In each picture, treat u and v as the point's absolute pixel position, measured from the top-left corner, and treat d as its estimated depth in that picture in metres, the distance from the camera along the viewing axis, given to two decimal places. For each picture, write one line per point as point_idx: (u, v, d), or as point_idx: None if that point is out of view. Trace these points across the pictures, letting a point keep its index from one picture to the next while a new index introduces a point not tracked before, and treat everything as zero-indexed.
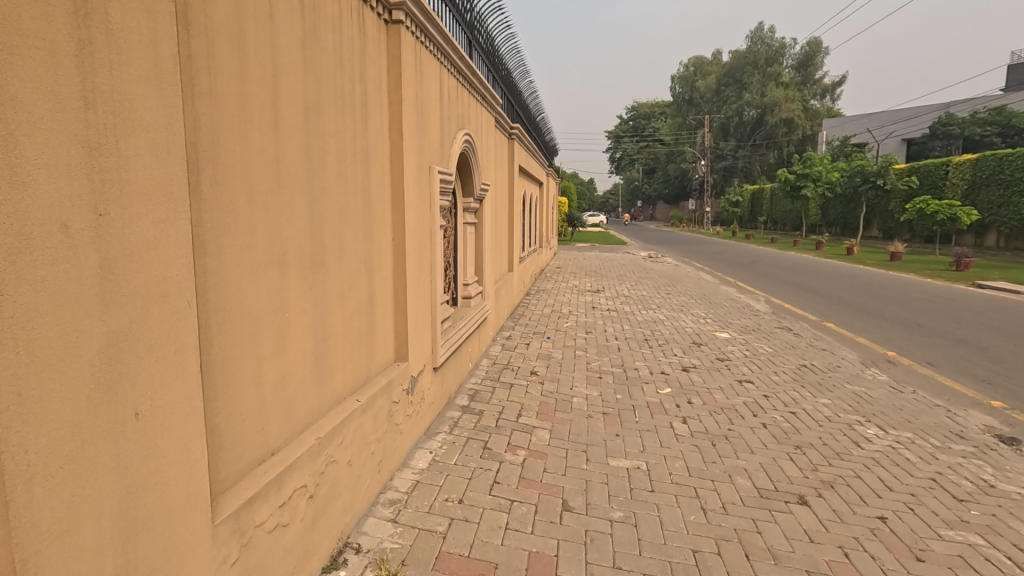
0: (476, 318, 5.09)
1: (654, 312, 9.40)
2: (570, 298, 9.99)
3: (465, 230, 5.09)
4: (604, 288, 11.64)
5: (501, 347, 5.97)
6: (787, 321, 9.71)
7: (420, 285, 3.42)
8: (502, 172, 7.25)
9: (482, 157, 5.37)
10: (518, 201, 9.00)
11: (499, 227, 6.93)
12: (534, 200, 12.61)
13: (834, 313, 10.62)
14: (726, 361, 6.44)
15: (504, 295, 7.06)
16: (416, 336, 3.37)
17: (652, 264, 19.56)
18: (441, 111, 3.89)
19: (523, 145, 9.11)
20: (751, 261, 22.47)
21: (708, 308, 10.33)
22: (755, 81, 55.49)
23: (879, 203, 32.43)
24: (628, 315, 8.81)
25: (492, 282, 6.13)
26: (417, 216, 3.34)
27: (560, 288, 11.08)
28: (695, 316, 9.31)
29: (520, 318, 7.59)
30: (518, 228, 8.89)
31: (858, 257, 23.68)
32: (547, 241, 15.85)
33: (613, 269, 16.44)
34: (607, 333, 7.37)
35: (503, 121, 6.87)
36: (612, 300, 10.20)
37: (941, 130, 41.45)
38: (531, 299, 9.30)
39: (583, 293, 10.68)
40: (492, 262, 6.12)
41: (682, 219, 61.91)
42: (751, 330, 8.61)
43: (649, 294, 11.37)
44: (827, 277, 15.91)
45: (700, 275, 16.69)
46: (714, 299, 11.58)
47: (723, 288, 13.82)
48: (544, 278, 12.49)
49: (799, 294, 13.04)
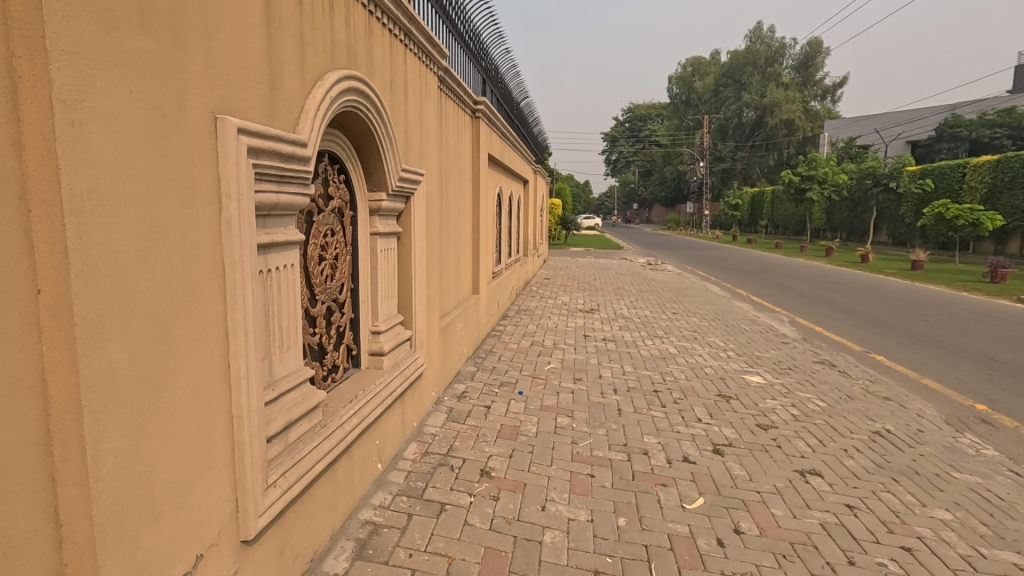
0: (389, 388, 3.15)
1: (661, 341, 7.49)
2: (559, 322, 8.04)
3: (371, 246, 3.17)
4: (599, 306, 9.71)
5: (447, 415, 4.07)
6: (826, 353, 7.80)
7: (167, 390, 1.47)
8: (462, 162, 5.34)
9: (410, 132, 3.48)
10: (492, 204, 7.08)
11: (454, 238, 5.02)
12: (517, 199, 10.65)
13: (877, 341, 8.73)
14: (773, 430, 4.51)
15: (461, 330, 5.12)
16: (161, 507, 1.45)
17: (653, 273, 17.63)
18: (278, 18, 1.95)
19: (498, 132, 7.18)
20: (761, 269, 20.54)
21: (726, 334, 8.41)
22: (756, 81, 53.82)
23: (890, 207, 30.66)
24: (630, 348, 6.85)
25: (437, 316, 4.22)
26: (148, 229, 1.39)
27: (547, 307, 9.14)
28: (715, 349, 7.34)
29: (486, 359, 5.65)
30: (490, 236, 6.95)
31: (875, 266, 21.78)
32: (536, 247, 13.90)
33: (610, 280, 14.47)
34: (603, 380, 5.41)
35: (458, 91, 4.95)
36: (609, 324, 8.25)
37: (949, 132, 39.85)
38: (509, 326, 7.36)
39: (574, 314, 8.75)
40: (437, 288, 4.21)
41: (681, 223, 60.16)
42: (788, 370, 6.67)
43: (654, 315, 9.43)
44: (851, 290, 14.00)
45: (708, 287, 14.79)
46: (732, 321, 9.65)
47: (737, 304, 11.91)
48: (528, 292, 10.56)
49: (827, 313, 11.13)
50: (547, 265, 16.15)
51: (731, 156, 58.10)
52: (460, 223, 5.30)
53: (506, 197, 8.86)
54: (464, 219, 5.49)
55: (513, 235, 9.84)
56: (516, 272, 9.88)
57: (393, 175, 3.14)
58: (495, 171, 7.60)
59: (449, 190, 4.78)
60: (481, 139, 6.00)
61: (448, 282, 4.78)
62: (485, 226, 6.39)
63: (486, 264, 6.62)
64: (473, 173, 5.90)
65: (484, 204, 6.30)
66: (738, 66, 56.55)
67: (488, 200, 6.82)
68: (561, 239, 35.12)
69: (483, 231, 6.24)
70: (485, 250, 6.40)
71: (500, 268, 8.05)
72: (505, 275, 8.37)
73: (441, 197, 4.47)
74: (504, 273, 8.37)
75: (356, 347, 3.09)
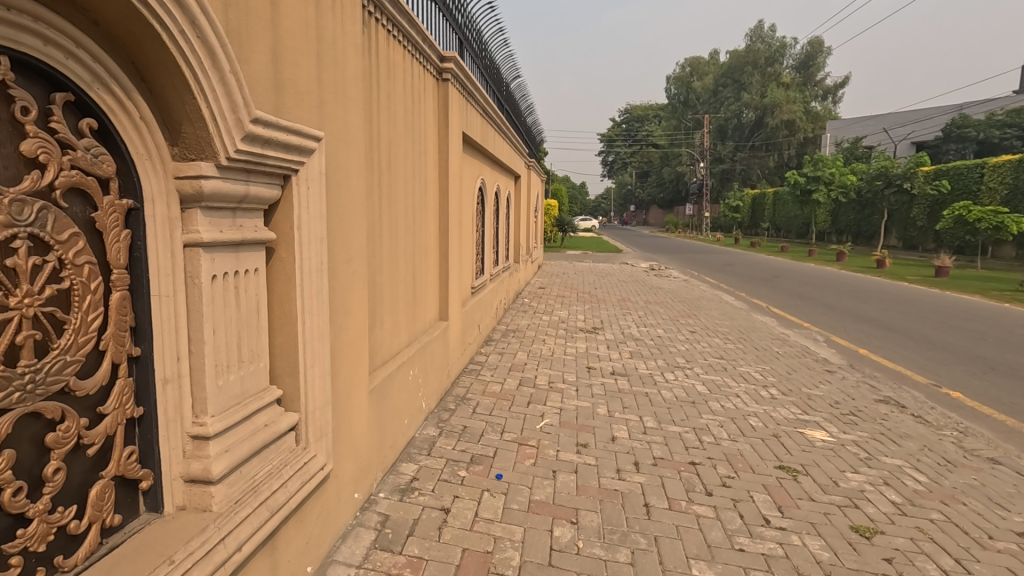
0: (224, 550, 1.59)
1: (684, 374, 5.95)
2: (556, 348, 6.47)
3: (188, 269, 1.59)
4: (603, 324, 8.17)
5: (375, 538, 2.51)
6: (887, 388, 6.26)
7: None
8: (418, 139, 3.78)
9: (294, 59, 1.91)
10: (470, 202, 5.52)
11: (403, 246, 3.45)
12: (508, 197, 9.10)
13: (940, 368, 7.21)
14: (880, 540, 2.97)
15: (414, 379, 3.56)
16: None
17: (658, 280, 16.11)
18: None
19: (479, 110, 5.63)
20: (773, 275, 19.04)
21: (760, 362, 6.88)
22: (757, 80, 52.48)
23: (901, 209, 29.25)
24: (647, 387, 5.29)
25: (364, 373, 2.65)
26: None
27: (541, 326, 7.58)
28: (753, 385, 5.80)
29: (456, 414, 4.08)
30: (467, 241, 5.39)
31: (893, 272, 20.33)
32: (529, 251, 12.33)
33: (612, 288, 12.93)
34: (617, 446, 3.85)
35: (408, 32, 3.37)
36: (618, 350, 6.69)
37: (957, 132, 38.53)
38: (491, 356, 5.80)
39: (573, 337, 7.18)
40: (364, 326, 2.64)
41: (680, 225, 58.76)
42: (852, 417, 5.14)
43: (668, 335, 7.87)
44: (881, 301, 12.49)
45: (720, 296, 13.26)
46: (761, 342, 8.09)
47: (759, 318, 10.39)
48: (519, 305, 8.98)
49: (865, 330, 9.60)
50: (541, 271, 14.60)
51: (732, 157, 56.71)
52: (416, 224, 3.73)
53: (493, 191, 7.30)
54: (424, 219, 3.92)
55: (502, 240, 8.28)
56: (505, 282, 8.30)
57: (229, 144, 1.58)
58: (476, 160, 6.03)
59: (391, 175, 3.22)
60: (453, 112, 4.45)
61: (389, 310, 3.20)
62: (459, 229, 4.84)
63: (460, 277, 5.04)
64: (439, 157, 4.34)
65: (457, 200, 4.74)
66: (739, 65, 55.19)
67: (464, 195, 5.25)
68: (557, 242, 33.67)
69: (455, 236, 4.68)
70: (458, 259, 4.83)
71: (483, 280, 6.50)
72: (489, 288, 6.80)
73: (373, 183, 2.90)
74: (487, 286, 6.79)
75: (151, 477, 1.52)
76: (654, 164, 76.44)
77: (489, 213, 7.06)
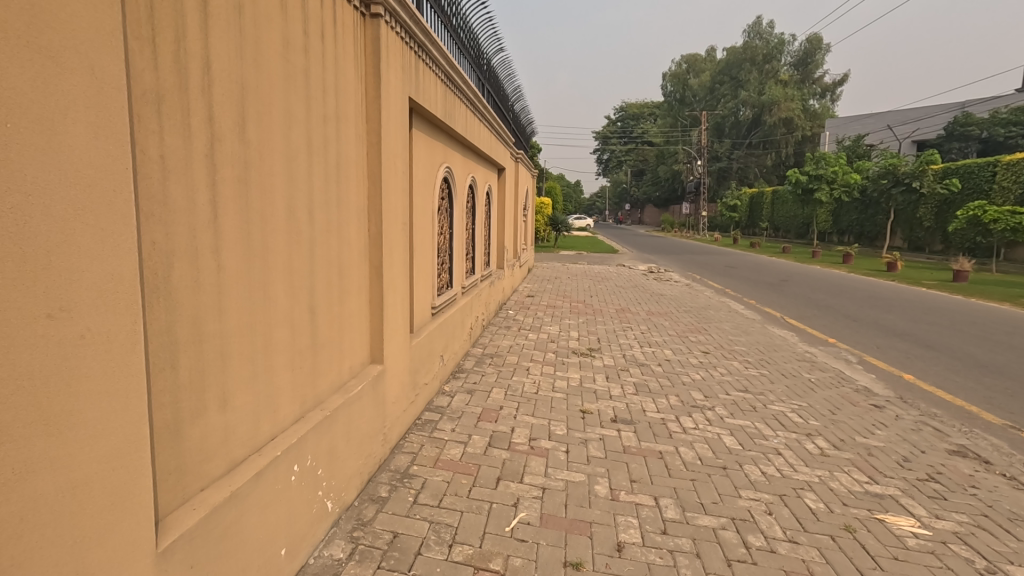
0: None
1: (705, 418, 4.65)
2: (542, 382, 5.16)
3: None
4: (601, 344, 6.87)
5: None
6: (958, 434, 4.98)
7: None
8: (321, 97, 2.44)
9: None
10: (425, 197, 4.20)
11: (280, 266, 2.13)
12: (490, 193, 7.78)
13: (1009, 402, 5.93)
14: None
15: (304, 475, 2.24)
16: None
17: (657, 285, 14.80)
18: None
19: (440, 76, 4.30)
20: (780, 279, 17.81)
21: (794, 396, 5.58)
22: (755, 77, 51.33)
23: (907, 209, 28.12)
24: (660, 444, 3.98)
25: (139, 530, 1.34)
26: None
27: (526, 349, 6.27)
28: (795, 434, 4.49)
29: (386, 510, 2.76)
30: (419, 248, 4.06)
31: (906, 276, 19.11)
32: (517, 254, 11.00)
33: (610, 295, 11.64)
34: (626, 567, 2.53)
35: None
36: (619, 382, 5.37)
37: (959, 130, 37.45)
38: (458, 396, 4.49)
39: (565, 364, 5.87)
40: (135, 436, 1.33)
41: (675, 224, 57.58)
42: (935, 485, 3.84)
43: (678, 359, 6.58)
44: (907, 311, 11.23)
45: (729, 305, 11.98)
46: (789, 367, 6.79)
47: (777, 333, 9.11)
48: (502, 320, 7.66)
49: (901, 348, 8.34)
50: (531, 276, 13.27)
51: (728, 155, 55.54)
52: (313, 229, 2.40)
53: (467, 185, 5.98)
54: (334, 221, 2.61)
55: (481, 245, 6.95)
56: (485, 295, 6.97)
57: None
58: (439, 144, 4.70)
59: (247, 148, 1.89)
60: (390, 69, 3.12)
61: (240, 377, 1.88)
62: (404, 235, 3.51)
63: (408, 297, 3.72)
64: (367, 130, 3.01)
65: (401, 194, 3.42)
66: (737, 61, 54.04)
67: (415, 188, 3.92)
68: (551, 242, 32.35)
69: (397, 243, 3.35)
70: (403, 276, 3.50)
71: (450, 296, 5.18)
72: (459, 304, 5.47)
73: (180, 155, 1.57)
74: (455, 302, 5.47)
75: None
76: (649, 162, 75.22)
77: (461, 211, 5.73)
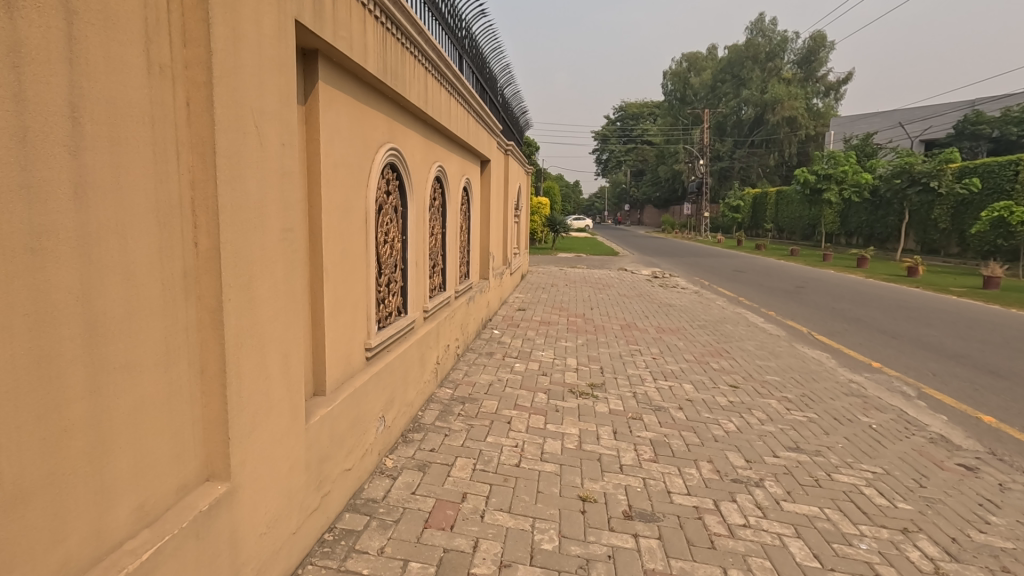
0: None
1: (757, 504, 3.29)
2: (527, 443, 3.81)
3: None
4: (605, 378, 5.51)
5: None
6: None
7: None
8: None
9: None
10: (346, 189, 2.83)
11: None
12: (470, 190, 6.43)
13: None
14: None
15: None
16: None
17: (664, 293, 13.41)
18: None
19: (374, 12, 2.92)
20: (795, 285, 16.47)
21: (862, 457, 4.22)
22: (758, 75, 49.93)
23: (922, 209, 26.79)
24: (700, 567, 2.62)
25: None
26: None
27: (510, 388, 4.92)
28: (886, 532, 3.12)
29: None
30: (331, 266, 2.72)
31: (928, 282, 17.76)
32: (506, 260, 9.62)
33: (613, 306, 10.29)
34: None
35: None
36: (631, 443, 4.01)
37: (970, 129, 36.12)
38: (403, 478, 3.14)
39: (558, 410, 4.52)
40: None
41: (676, 224, 56.24)
42: None
43: (703, 398, 5.22)
44: (950, 326, 9.86)
45: (746, 317, 10.64)
46: (841, 408, 5.41)
47: (810, 355, 7.76)
48: (484, 343, 6.30)
49: (961, 375, 6.97)
50: (524, 283, 11.91)
51: (730, 155, 54.27)
52: None
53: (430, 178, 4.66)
54: (63, 229, 1.24)
55: (455, 255, 5.59)
56: (461, 315, 5.62)
57: None
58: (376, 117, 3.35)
59: None
60: None
61: None
62: (291, 251, 2.15)
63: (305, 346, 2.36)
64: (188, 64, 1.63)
65: (280, 183, 2.04)
66: (740, 58, 52.67)
67: (321, 174, 2.56)
68: (548, 243, 31.00)
69: (271, 265, 1.99)
70: (289, 318, 2.14)
71: (401, 326, 3.87)
72: (417, 336, 4.11)
73: None
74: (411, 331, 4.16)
75: None
76: (649, 161, 73.90)
77: (419, 212, 4.40)
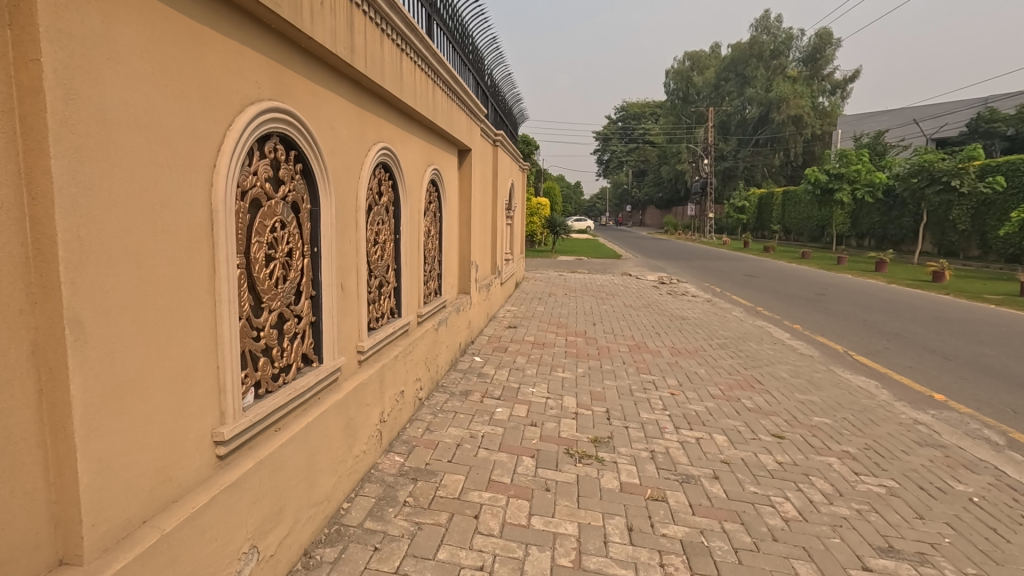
0: None
1: None
2: (498, 563, 2.52)
3: None
4: (613, 430, 4.22)
5: None
6: None
7: None
8: None
9: None
10: (104, 188, 1.74)
11: None
12: (441, 184, 5.15)
13: None
14: None
15: None
16: None
17: (675, 302, 12.08)
18: None
19: None
20: (817, 292, 15.12)
21: (989, 565, 2.92)
22: (763, 73, 48.56)
23: (942, 210, 25.42)
24: None
25: None
26: None
27: (484, 451, 3.63)
28: None
29: None
30: (64, 329, 1.60)
31: (957, 289, 16.40)
32: (495, 268, 8.32)
33: (620, 320, 9.00)
34: None
35: None
36: (654, 552, 2.73)
37: (985, 126, 34.66)
38: None
39: (548, 490, 3.22)
40: None
41: (680, 226, 54.90)
42: None
43: (745, 460, 3.93)
44: (1008, 345, 8.53)
45: (770, 332, 9.34)
46: (924, 470, 4.11)
47: (857, 384, 6.45)
48: (458, 377, 5.01)
49: None
50: (519, 293, 10.62)
51: (734, 154, 52.92)
52: None
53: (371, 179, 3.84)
54: None
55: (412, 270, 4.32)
56: (423, 348, 4.36)
57: None
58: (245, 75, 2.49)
59: None
60: None
61: None
62: None
63: None
64: None
65: None
66: (744, 55, 51.31)
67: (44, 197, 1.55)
68: (549, 245, 29.69)
69: None
70: None
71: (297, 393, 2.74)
72: (324, 403, 2.95)
73: None
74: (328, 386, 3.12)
75: None
76: (651, 161, 72.59)
77: (343, 223, 3.43)
